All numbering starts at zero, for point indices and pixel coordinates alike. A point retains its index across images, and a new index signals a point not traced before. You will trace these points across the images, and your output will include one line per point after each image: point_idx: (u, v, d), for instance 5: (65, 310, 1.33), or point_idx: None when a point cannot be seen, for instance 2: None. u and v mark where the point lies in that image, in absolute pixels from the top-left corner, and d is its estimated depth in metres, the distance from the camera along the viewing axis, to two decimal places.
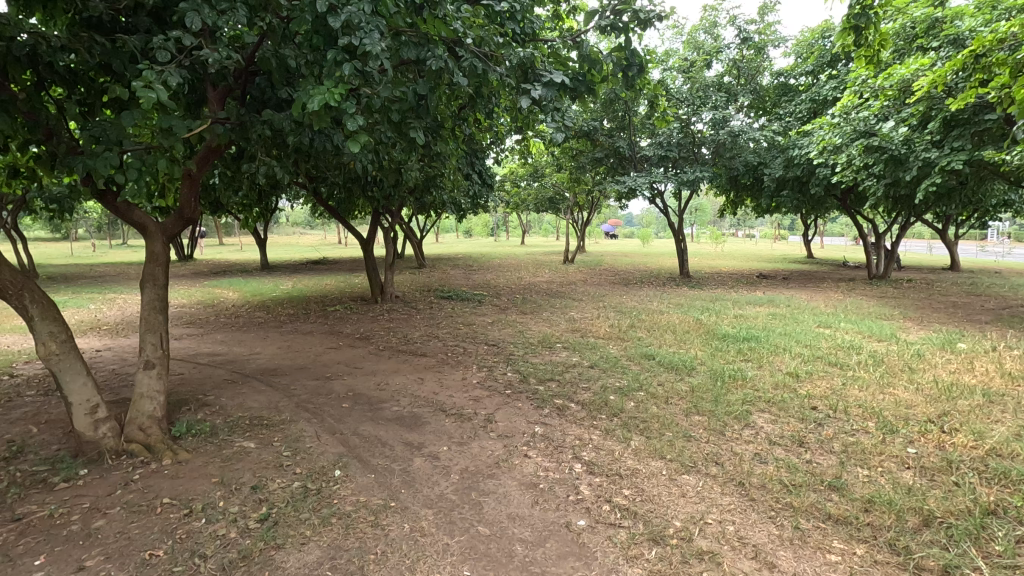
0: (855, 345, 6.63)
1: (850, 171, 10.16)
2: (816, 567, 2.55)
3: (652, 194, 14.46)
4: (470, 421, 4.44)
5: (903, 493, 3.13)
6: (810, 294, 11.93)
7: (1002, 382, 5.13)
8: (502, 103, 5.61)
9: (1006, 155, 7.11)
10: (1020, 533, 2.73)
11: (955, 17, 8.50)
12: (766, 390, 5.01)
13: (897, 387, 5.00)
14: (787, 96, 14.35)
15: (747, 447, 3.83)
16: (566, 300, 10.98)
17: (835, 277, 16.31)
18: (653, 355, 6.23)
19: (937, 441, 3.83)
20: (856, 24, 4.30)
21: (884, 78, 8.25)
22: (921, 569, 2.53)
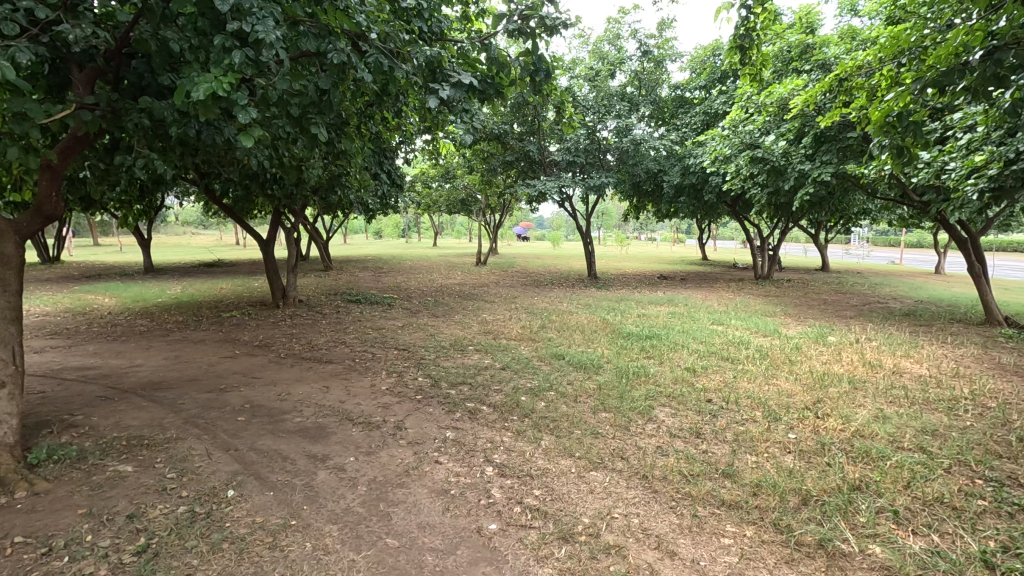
0: (744, 340, 7.20)
1: (738, 179, 11.12)
2: (712, 551, 2.71)
3: (561, 198, 14.85)
4: (379, 428, 4.28)
5: (785, 475, 3.42)
6: (705, 294, 12.80)
7: (864, 370, 5.79)
8: (410, 102, 5.49)
9: (865, 169, 8.02)
10: (881, 504, 3.07)
11: (824, 44, 9.49)
12: (667, 384, 5.30)
13: (780, 378, 5.49)
14: (683, 108, 15.35)
15: (649, 440, 4.02)
16: (479, 303, 10.98)
17: (726, 278, 17.64)
18: (563, 355, 6.38)
19: (813, 426, 4.23)
20: (741, 45, 4.67)
21: (766, 95, 9.05)
22: (800, 545, 2.75)
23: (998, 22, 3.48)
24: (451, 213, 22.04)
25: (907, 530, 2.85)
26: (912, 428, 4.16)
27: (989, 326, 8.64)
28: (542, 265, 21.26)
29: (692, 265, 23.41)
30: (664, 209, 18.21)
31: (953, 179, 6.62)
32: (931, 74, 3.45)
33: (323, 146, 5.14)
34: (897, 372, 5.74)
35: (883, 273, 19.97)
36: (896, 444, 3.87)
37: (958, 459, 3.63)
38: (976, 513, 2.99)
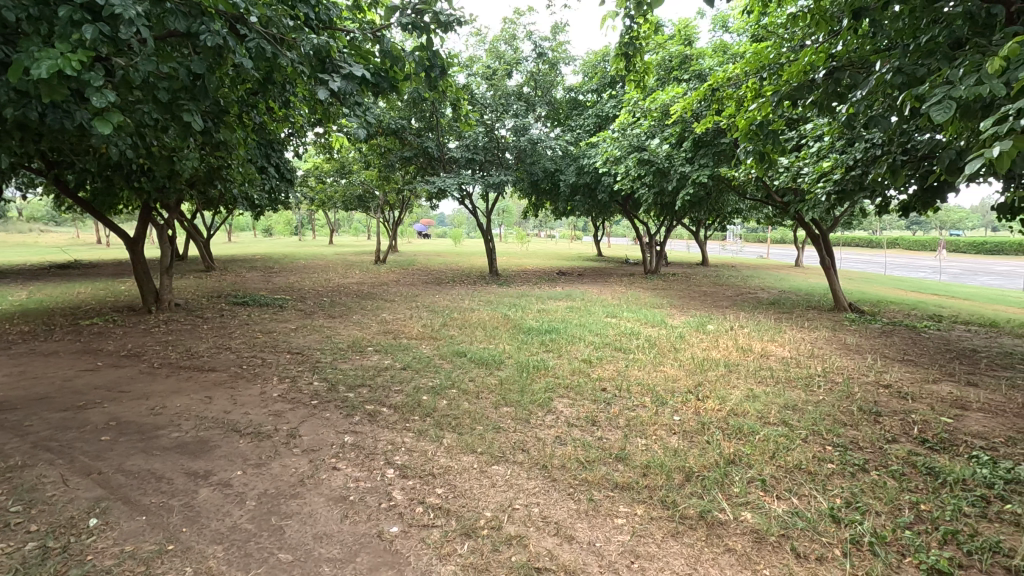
0: (634, 331, 7.66)
1: (628, 179, 11.79)
2: (607, 532, 2.86)
3: (461, 195, 14.80)
4: (270, 438, 4.03)
5: (670, 455, 3.69)
6: (600, 289, 13.41)
7: (737, 354, 6.40)
8: (297, 92, 5.20)
9: (736, 172, 8.82)
10: (750, 475, 3.41)
11: (699, 56, 10.30)
12: (565, 376, 5.50)
13: (666, 365, 5.92)
14: (577, 110, 15.95)
15: (548, 431, 4.15)
16: (378, 302, 10.67)
17: (620, 273, 18.64)
18: (464, 352, 6.40)
19: (694, 407, 4.60)
20: (626, 53, 4.94)
21: (651, 101, 9.63)
22: (684, 518, 2.98)
23: (837, 46, 3.97)
24: (347, 209, 21.17)
25: (772, 496, 3.19)
26: (776, 404, 4.66)
27: (837, 311, 9.89)
28: (443, 263, 21.08)
29: (589, 261, 24.49)
30: (561, 207, 18.81)
31: (806, 182, 7.49)
32: (786, 88, 3.87)
33: (198, 136, 4.72)
34: (764, 355, 6.39)
35: (754, 266, 22.17)
36: (763, 420, 4.31)
37: (813, 429, 4.13)
38: (826, 475, 3.42)
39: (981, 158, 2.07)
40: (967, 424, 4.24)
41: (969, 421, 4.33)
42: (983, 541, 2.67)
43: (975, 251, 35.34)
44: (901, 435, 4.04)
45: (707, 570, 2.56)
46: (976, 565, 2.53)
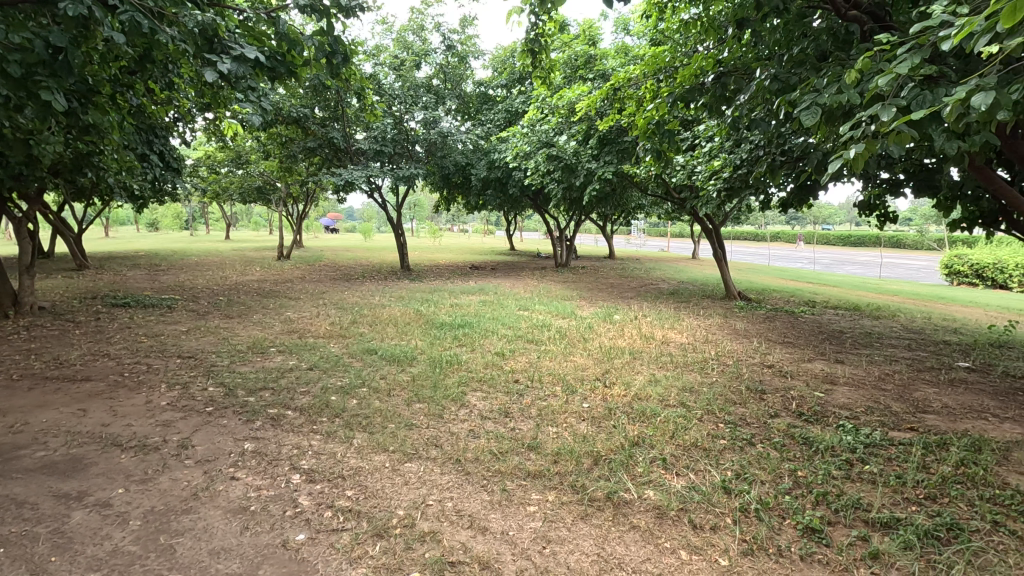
0: (545, 323, 7.85)
1: (538, 174, 12.04)
2: (519, 520, 2.91)
3: (370, 188, 14.34)
4: (157, 451, 3.69)
5: (579, 441, 3.82)
6: (513, 282, 13.57)
7: (641, 342, 6.75)
8: (183, 72, 4.78)
9: (638, 169, 9.27)
10: (653, 455, 3.61)
11: (603, 56, 10.70)
12: (478, 369, 5.52)
13: (576, 354, 6.13)
14: (487, 105, 16.01)
15: (462, 425, 4.15)
16: (281, 300, 10.10)
17: (532, 266, 18.99)
18: (375, 350, 6.23)
19: (602, 394, 4.80)
20: (533, 49, 5.01)
21: (558, 98, 9.85)
22: (592, 500, 3.10)
23: (724, 53, 4.27)
24: (245, 201, 19.81)
25: (672, 474, 3.40)
26: (676, 387, 4.98)
27: (728, 300, 10.71)
28: (352, 259, 20.35)
29: (502, 255, 24.71)
30: (473, 201, 18.83)
31: (700, 180, 8.04)
32: (680, 90, 4.11)
33: (62, 117, 4.18)
34: (665, 341, 6.78)
35: (656, 259, 23.46)
36: (664, 402, 4.59)
37: (707, 409, 4.46)
38: (719, 450, 3.70)
39: (841, 159, 2.33)
40: (835, 397, 4.77)
41: (837, 394, 4.87)
42: (848, 499, 3.01)
43: (841, 243, 39.78)
44: (782, 410, 4.47)
45: (614, 548, 2.68)
46: (841, 521, 2.86)
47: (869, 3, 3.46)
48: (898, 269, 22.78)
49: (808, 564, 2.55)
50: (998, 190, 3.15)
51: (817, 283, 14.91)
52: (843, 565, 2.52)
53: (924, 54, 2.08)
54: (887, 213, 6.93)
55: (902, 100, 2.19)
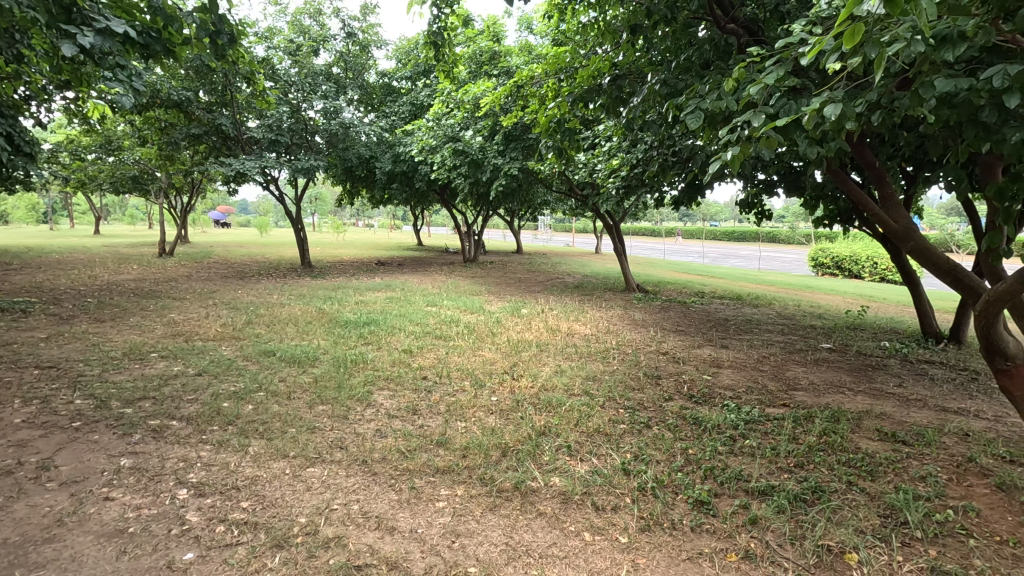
0: (454, 318, 7.83)
1: (444, 169, 11.94)
2: (428, 517, 2.89)
3: (265, 179, 13.46)
4: (10, 476, 3.23)
5: (488, 434, 3.86)
6: (420, 278, 13.38)
7: (547, 334, 6.93)
8: (34, 44, 4.20)
9: (542, 166, 9.47)
10: (558, 443, 3.73)
11: (507, 53, 10.82)
12: (385, 367, 5.40)
13: (484, 349, 6.18)
14: (391, 96, 15.63)
15: (368, 425, 4.04)
16: (163, 301, 9.21)
17: (440, 262, 18.84)
18: (273, 351, 5.88)
19: (510, 387, 4.88)
20: (436, 42, 4.95)
21: (464, 92, 9.81)
22: (500, 491, 3.15)
23: (620, 56, 4.48)
24: (117, 192, 17.80)
25: (576, 459, 3.54)
26: (579, 376, 5.19)
27: (627, 292, 11.28)
28: (246, 255, 19.00)
29: (409, 251, 24.27)
30: (378, 196, 18.31)
31: (601, 177, 8.39)
32: (579, 90, 4.28)
33: None
34: (570, 333, 7.02)
35: (561, 254, 24.19)
36: (569, 392, 4.75)
37: (608, 396, 4.69)
38: (619, 434, 3.90)
39: (720, 160, 2.54)
40: (721, 379, 5.20)
41: (722, 376, 5.32)
42: (731, 472, 3.30)
43: (727, 238, 43.34)
44: (675, 393, 4.80)
45: (522, 535, 2.74)
46: (726, 492, 3.13)
47: (744, 18, 3.79)
48: (773, 262, 25.21)
49: (698, 534, 2.76)
50: (850, 190, 3.52)
51: (707, 276, 16.10)
52: (728, 532, 2.76)
53: (787, 68, 2.32)
54: (764, 211, 7.63)
55: (770, 108, 2.43)
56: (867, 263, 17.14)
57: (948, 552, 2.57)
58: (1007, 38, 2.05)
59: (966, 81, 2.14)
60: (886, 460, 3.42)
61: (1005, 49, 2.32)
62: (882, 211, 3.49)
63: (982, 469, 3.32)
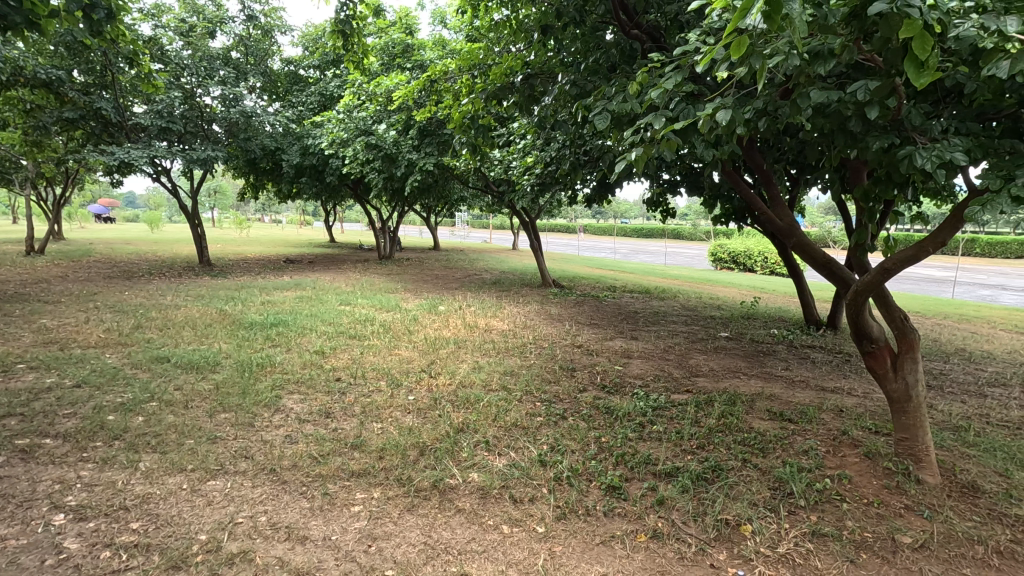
0: (369, 317, 7.61)
1: (356, 163, 11.56)
2: (343, 523, 2.79)
3: (155, 170, 12.32)
4: None
5: (405, 434, 3.79)
6: (333, 276, 12.87)
7: (464, 331, 6.92)
8: None
9: (457, 162, 9.41)
10: (476, 439, 3.74)
11: (421, 46, 10.64)
12: (295, 370, 5.14)
13: (400, 347, 6.05)
14: (298, 85, 14.90)
15: (277, 431, 3.84)
16: (32, 305, 8.18)
17: (354, 259, 18.22)
18: (167, 357, 5.42)
19: (427, 385, 4.82)
20: (343, 31, 4.76)
21: (376, 84, 9.52)
22: (419, 491, 3.11)
23: (532, 55, 4.53)
24: None
25: (494, 454, 3.57)
26: (497, 371, 5.23)
27: (544, 287, 11.51)
28: (133, 253, 17.29)
29: (320, 248, 23.25)
30: (285, 190, 17.36)
31: (516, 174, 8.48)
32: (493, 87, 4.28)
33: None
34: (487, 330, 7.06)
35: (478, 250, 24.26)
36: (487, 387, 4.78)
37: (525, 389, 4.77)
38: (536, 427, 3.98)
39: (626, 160, 2.66)
40: (631, 369, 5.45)
41: (632, 366, 5.57)
42: (641, 457, 3.47)
43: (636, 235, 45.45)
44: (588, 384, 4.97)
45: (441, 533, 2.73)
46: (635, 476, 3.29)
47: (647, 25, 3.99)
48: (678, 257, 26.78)
49: (610, 518, 2.89)
50: (742, 191, 3.80)
51: (618, 270, 16.77)
52: (637, 514, 2.90)
53: (684, 74, 2.47)
54: (668, 209, 8.07)
55: (670, 111, 2.57)
56: (759, 258, 18.68)
57: (826, 517, 2.87)
58: (868, 56, 2.31)
59: (835, 94, 2.38)
60: (775, 437, 3.75)
61: (866, 66, 2.59)
62: (769, 210, 3.80)
63: (853, 440, 3.73)
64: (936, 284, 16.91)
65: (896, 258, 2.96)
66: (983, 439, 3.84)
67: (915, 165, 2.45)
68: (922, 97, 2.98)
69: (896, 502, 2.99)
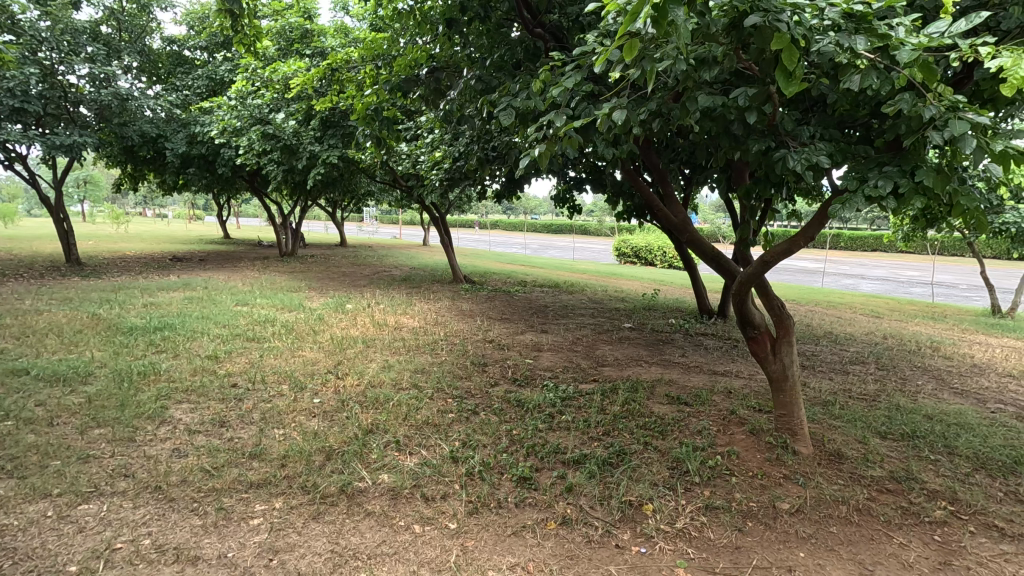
0: (269, 318, 7.17)
1: (252, 153, 10.83)
2: (240, 538, 2.61)
3: (6, 156, 10.76)
4: None
5: (310, 439, 3.62)
6: (227, 274, 11.99)
7: (374, 330, 6.74)
8: None
9: (363, 155, 9.10)
10: (387, 439, 3.65)
11: (321, 33, 10.15)
12: (183, 378, 4.72)
13: (305, 349, 5.77)
14: (182, 67, 13.69)
15: (163, 445, 3.51)
16: None
17: (252, 256, 17.11)
18: (26, 369, 4.77)
19: (334, 387, 4.64)
20: (231, 11, 4.43)
21: (272, 71, 8.95)
22: (325, 497, 2.97)
23: (437, 48, 4.48)
24: None
25: (405, 454, 3.50)
26: (408, 370, 5.14)
27: (455, 283, 11.45)
28: None
29: (213, 244, 21.55)
30: (170, 181, 15.89)
31: (425, 168, 8.40)
32: (396, 80, 4.26)
33: None
34: (397, 327, 6.92)
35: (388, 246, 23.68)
36: (397, 386, 4.69)
37: (437, 387, 4.72)
38: (448, 424, 3.96)
39: (530, 155, 2.73)
40: (541, 362, 5.58)
41: (543, 359, 5.71)
42: (550, 447, 3.56)
43: (546, 231, 46.58)
44: (500, 378, 5.02)
45: (349, 539, 2.63)
46: (545, 465, 3.37)
47: (550, 24, 4.10)
48: (586, 252, 27.78)
49: (521, 508, 2.94)
50: (640, 189, 4.00)
51: (529, 265, 17.06)
52: (547, 502, 2.98)
53: (584, 73, 2.56)
54: (575, 205, 8.32)
55: (571, 109, 2.64)
56: (658, 253, 19.82)
57: (717, 491, 3.11)
58: (747, 65, 2.51)
59: (720, 98, 2.55)
60: (672, 420, 4.00)
61: (746, 74, 2.81)
62: (665, 207, 4.03)
63: (740, 418, 4.07)
64: (808, 274, 18.88)
65: (774, 251, 3.26)
66: (846, 412, 4.34)
67: (787, 167, 2.71)
68: (795, 105, 3.30)
69: (776, 472, 3.30)
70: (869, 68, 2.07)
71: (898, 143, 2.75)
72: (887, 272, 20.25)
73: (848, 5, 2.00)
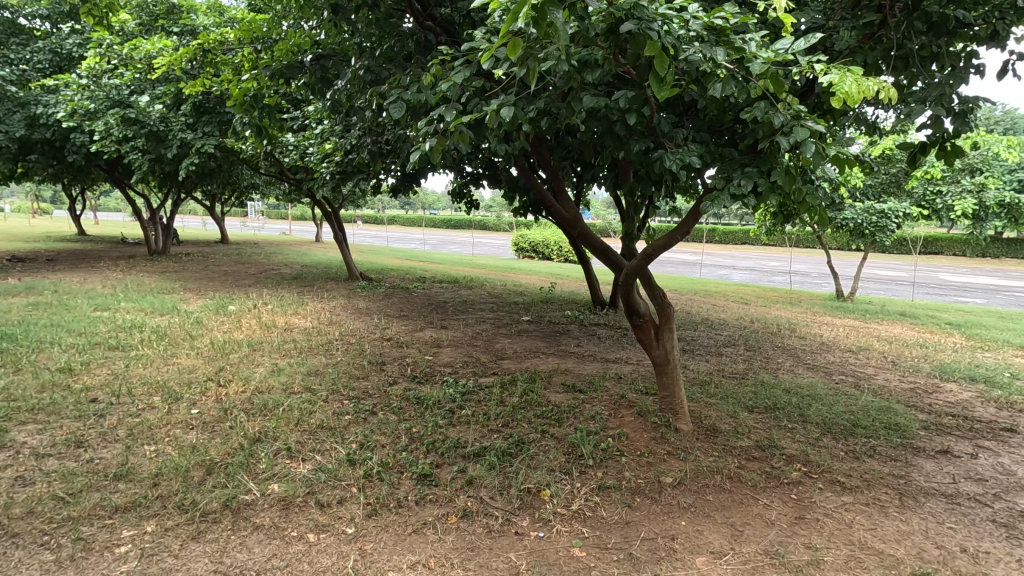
0: (136, 323, 6.45)
1: (109, 139, 9.63)
2: (104, 569, 2.35)
3: None
4: None
5: (187, 453, 3.32)
6: (84, 276, 10.62)
7: (261, 332, 6.30)
8: None
9: (243, 145, 8.45)
10: (277, 447, 3.44)
11: (191, 10, 9.26)
12: (27, 396, 4.10)
13: (180, 356, 5.26)
14: (18, 38, 11.85)
15: (3, 474, 3.04)
16: None
17: (114, 255, 15.25)
18: None
19: (215, 395, 4.29)
20: None
21: (133, 48, 8.02)
22: (206, 515, 2.75)
23: (322, 34, 4.26)
24: None
25: (298, 461, 3.32)
26: (299, 372, 4.88)
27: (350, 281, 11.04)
28: None
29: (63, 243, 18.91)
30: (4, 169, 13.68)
31: (314, 161, 8.01)
32: (278, 66, 4.00)
33: None
34: (288, 328, 6.54)
35: (275, 244, 22.22)
36: (288, 391, 4.43)
37: (332, 389, 4.53)
38: (344, 426, 3.82)
39: (422, 150, 2.71)
40: (441, 358, 5.55)
41: (442, 355, 5.68)
42: (451, 442, 3.56)
43: (445, 227, 46.31)
44: (399, 376, 4.93)
45: (234, 557, 2.46)
46: (445, 461, 3.37)
47: (441, 18, 4.09)
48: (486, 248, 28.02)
49: (421, 506, 2.91)
50: (533, 185, 4.09)
51: (428, 262, 16.85)
52: (448, 498, 2.98)
53: (472, 69, 2.57)
54: (472, 200, 8.34)
55: (462, 103, 2.64)
56: (555, 247, 20.61)
57: (609, 471, 3.29)
58: (625, 68, 2.66)
59: (604, 99, 2.68)
60: (568, 408, 4.17)
61: (625, 78, 2.98)
62: (557, 202, 4.16)
63: (629, 402, 4.33)
64: (688, 266, 20.46)
65: (655, 244, 3.49)
66: (719, 390, 4.78)
67: (664, 166, 2.91)
68: (670, 109, 3.55)
69: (661, 450, 3.57)
70: (729, 78, 2.28)
71: (756, 147, 3.06)
72: (754, 263, 22.48)
73: (710, 19, 2.19)
